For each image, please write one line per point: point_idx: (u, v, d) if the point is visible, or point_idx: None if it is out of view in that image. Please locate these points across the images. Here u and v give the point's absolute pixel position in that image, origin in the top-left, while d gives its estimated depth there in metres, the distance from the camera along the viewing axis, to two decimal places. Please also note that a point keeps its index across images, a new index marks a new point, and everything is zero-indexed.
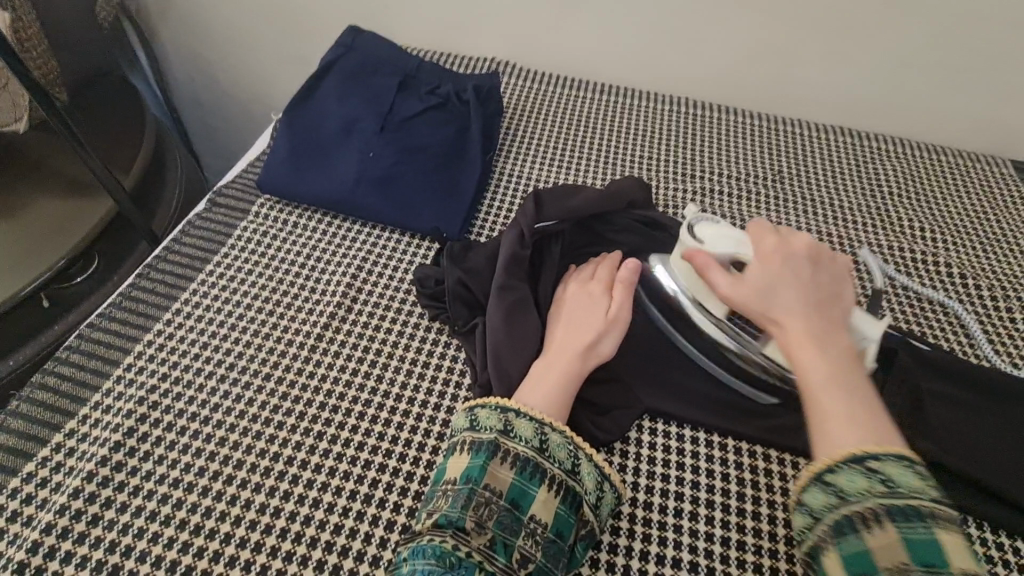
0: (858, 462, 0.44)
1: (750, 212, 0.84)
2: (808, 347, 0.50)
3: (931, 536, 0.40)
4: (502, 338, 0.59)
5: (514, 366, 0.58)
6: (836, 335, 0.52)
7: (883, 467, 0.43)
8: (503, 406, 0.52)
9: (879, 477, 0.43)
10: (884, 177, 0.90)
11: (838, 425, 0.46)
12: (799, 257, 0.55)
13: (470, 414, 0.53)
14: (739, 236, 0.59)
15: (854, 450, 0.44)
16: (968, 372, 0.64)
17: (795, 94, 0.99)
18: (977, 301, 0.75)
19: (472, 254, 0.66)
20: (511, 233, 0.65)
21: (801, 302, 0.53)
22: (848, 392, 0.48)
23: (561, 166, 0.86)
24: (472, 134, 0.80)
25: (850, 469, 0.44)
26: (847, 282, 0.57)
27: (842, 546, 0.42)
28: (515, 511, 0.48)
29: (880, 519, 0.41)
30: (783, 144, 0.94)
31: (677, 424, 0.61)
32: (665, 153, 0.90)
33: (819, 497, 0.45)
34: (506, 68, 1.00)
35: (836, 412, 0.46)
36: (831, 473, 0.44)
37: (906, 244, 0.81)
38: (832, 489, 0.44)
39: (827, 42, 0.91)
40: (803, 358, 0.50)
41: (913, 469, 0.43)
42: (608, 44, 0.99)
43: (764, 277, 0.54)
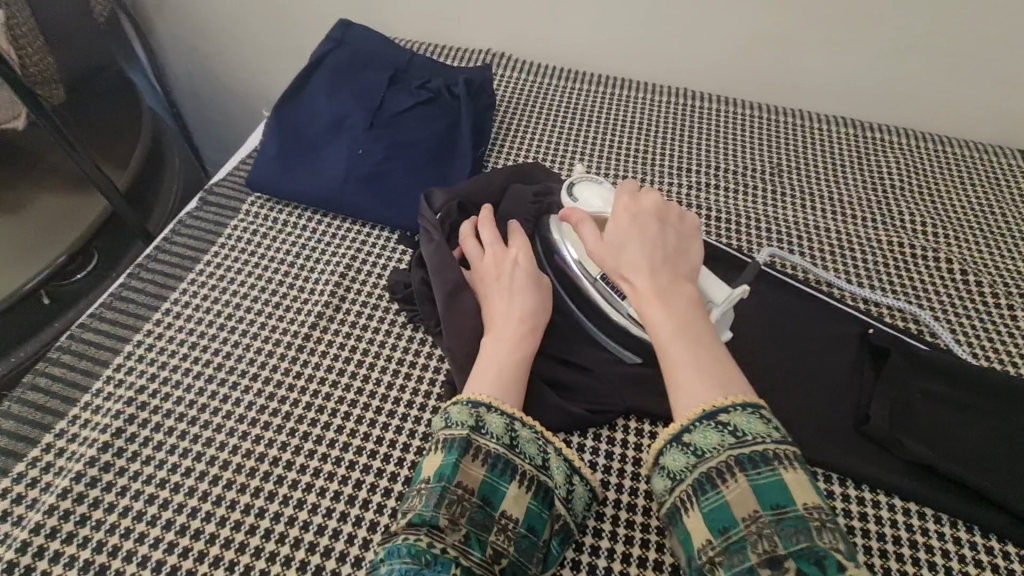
0: (710, 418, 0.45)
1: (744, 205, 0.82)
2: (654, 301, 0.51)
3: (774, 477, 0.42)
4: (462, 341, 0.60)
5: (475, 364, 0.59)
6: (681, 287, 0.53)
7: (731, 419, 0.45)
8: (475, 401, 0.52)
9: (728, 430, 0.45)
10: (885, 170, 0.88)
11: (686, 375, 0.48)
12: (645, 213, 0.56)
13: (444, 412, 0.52)
14: (612, 196, 0.63)
15: (703, 407, 0.46)
16: (965, 372, 0.63)
17: (797, 86, 0.96)
18: (977, 299, 0.73)
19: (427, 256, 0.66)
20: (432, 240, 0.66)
21: (647, 255, 0.54)
22: (694, 342, 0.49)
23: (554, 161, 0.85)
24: (463, 130, 0.79)
25: (704, 426, 0.45)
26: (695, 237, 0.58)
27: (704, 503, 0.44)
28: (486, 507, 0.48)
29: (732, 471, 0.43)
30: (781, 135, 0.92)
31: (663, 424, 0.61)
32: (660, 146, 0.89)
33: (679, 459, 0.46)
34: (501, 60, 0.99)
35: (684, 367, 0.48)
36: (689, 433, 0.46)
37: (905, 239, 0.80)
38: (691, 449, 0.46)
39: (829, 32, 0.88)
40: (649, 315, 0.51)
41: (758, 415, 0.45)
42: (606, 36, 0.97)
43: (618, 235, 0.56)
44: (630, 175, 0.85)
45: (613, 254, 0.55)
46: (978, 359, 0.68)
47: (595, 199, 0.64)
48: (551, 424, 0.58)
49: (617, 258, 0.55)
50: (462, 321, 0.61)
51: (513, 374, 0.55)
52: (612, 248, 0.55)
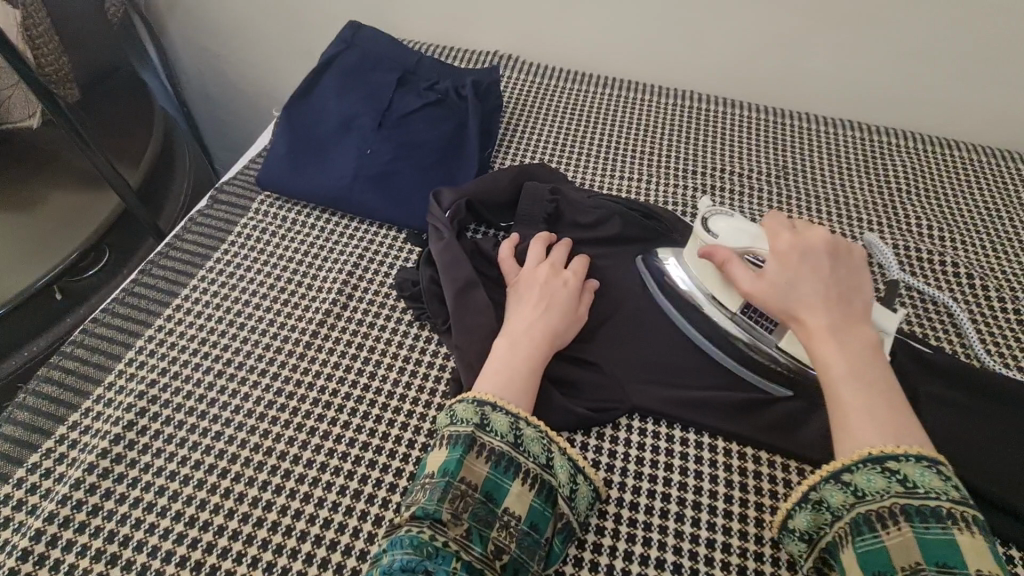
0: (880, 463, 0.46)
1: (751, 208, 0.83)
2: (828, 343, 0.52)
3: (947, 536, 0.43)
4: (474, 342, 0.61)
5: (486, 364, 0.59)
6: (857, 327, 0.53)
7: (903, 468, 0.46)
8: (481, 399, 0.53)
9: (898, 478, 0.46)
10: (893, 173, 0.88)
11: (864, 425, 0.48)
12: (817, 252, 0.56)
13: (449, 409, 0.53)
14: (756, 232, 0.60)
15: (871, 450, 0.47)
16: (968, 375, 0.63)
17: (803, 89, 0.97)
18: (982, 302, 0.73)
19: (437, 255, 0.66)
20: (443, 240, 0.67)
21: (820, 295, 0.54)
22: (870, 386, 0.50)
23: (561, 162, 0.86)
24: (470, 131, 0.80)
25: (870, 470, 0.47)
26: (865, 272, 0.57)
27: (859, 543, 0.45)
28: (489, 503, 0.48)
29: (898, 519, 0.44)
30: (791, 138, 0.92)
31: (666, 423, 0.61)
32: (667, 148, 0.89)
33: (836, 496, 0.48)
34: (508, 62, 0.99)
35: (855, 410, 0.49)
36: (849, 473, 0.47)
37: (912, 242, 0.80)
38: (850, 488, 0.47)
39: (836, 35, 0.89)
40: (824, 356, 0.51)
41: (935, 470, 0.46)
42: (612, 38, 0.98)
43: (783, 274, 0.55)
44: (641, 178, 0.85)
45: (777, 293, 0.55)
46: (1000, 366, 0.68)
47: (738, 235, 0.61)
48: (554, 421, 0.59)
49: (784, 299, 0.55)
50: (475, 318, 0.62)
51: (526, 378, 0.55)
52: (778, 286, 0.55)
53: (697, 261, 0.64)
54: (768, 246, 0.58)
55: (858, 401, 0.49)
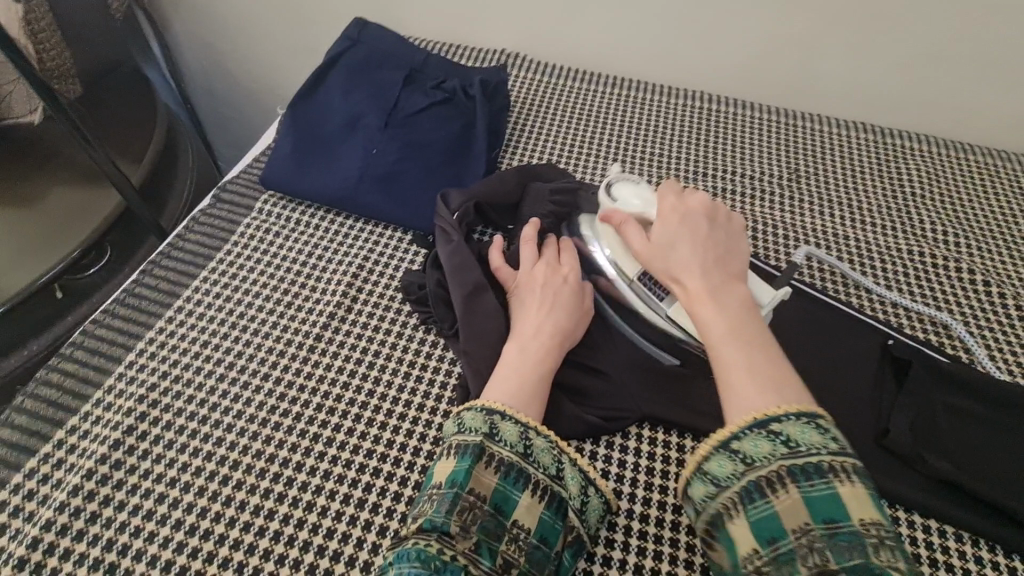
0: (762, 427, 0.44)
1: (760, 211, 0.81)
2: (706, 301, 0.52)
3: (830, 491, 0.41)
4: (483, 350, 0.59)
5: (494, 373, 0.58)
6: (733, 288, 0.53)
7: (784, 429, 0.44)
8: (488, 408, 0.51)
9: (781, 440, 0.44)
10: (907, 177, 0.87)
11: (739, 378, 0.47)
12: (696, 212, 0.58)
13: (457, 418, 0.52)
14: (649, 198, 0.62)
15: (756, 414, 0.45)
16: (986, 386, 0.62)
17: (815, 91, 0.95)
18: (999, 309, 0.72)
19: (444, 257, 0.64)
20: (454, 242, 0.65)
21: (697, 254, 0.54)
22: (744, 343, 0.49)
23: (569, 163, 0.85)
24: (478, 131, 0.78)
25: (755, 434, 0.45)
26: (743, 237, 0.59)
27: (751, 511, 0.43)
28: (498, 516, 0.47)
29: (784, 481, 0.43)
30: (802, 140, 0.91)
31: (677, 432, 0.60)
32: (677, 149, 0.88)
33: (726, 466, 0.45)
34: (516, 61, 0.98)
35: (733, 365, 0.48)
36: (737, 440, 0.45)
37: (927, 248, 0.78)
38: (739, 456, 0.45)
39: (850, 36, 0.87)
40: (702, 314, 0.51)
41: (814, 425, 0.44)
42: (621, 38, 0.97)
43: (667, 234, 0.57)
44: (651, 179, 0.84)
45: (658, 256, 0.56)
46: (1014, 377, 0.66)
47: (635, 200, 0.63)
48: (563, 430, 0.58)
49: (664, 259, 0.56)
50: (482, 322, 0.61)
51: (539, 388, 0.54)
52: (658, 249, 0.56)
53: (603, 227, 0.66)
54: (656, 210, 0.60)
55: (735, 354, 0.48)
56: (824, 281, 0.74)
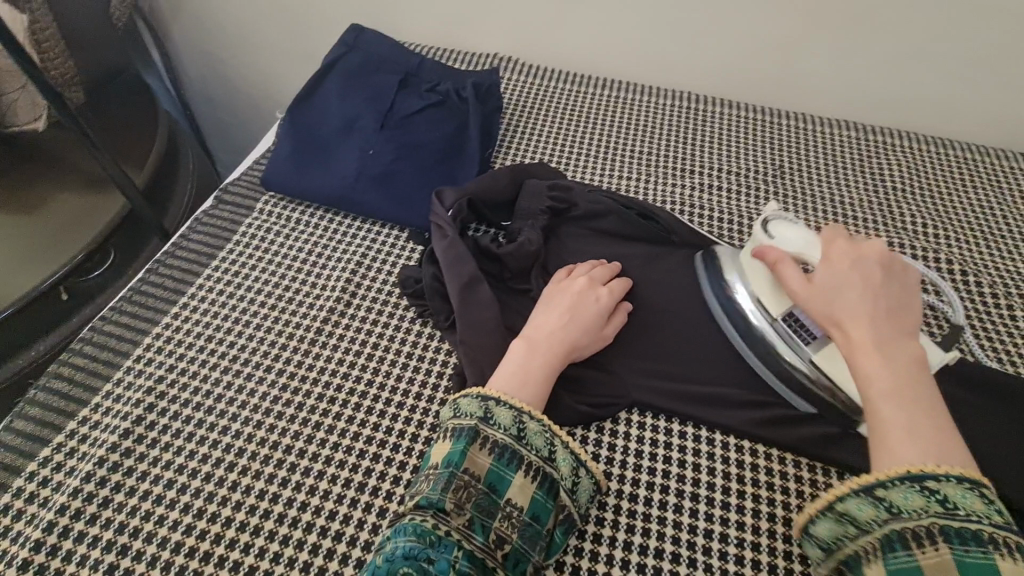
0: (918, 481, 0.44)
1: (746, 207, 0.84)
2: (873, 353, 0.50)
3: (986, 561, 0.40)
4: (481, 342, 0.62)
5: (489, 363, 0.61)
6: (905, 343, 0.51)
7: (942, 488, 0.44)
8: (484, 394, 0.54)
9: (937, 497, 0.44)
10: (888, 172, 0.89)
11: (900, 434, 0.46)
12: (872, 259, 0.55)
13: (454, 403, 0.54)
14: (811, 239, 0.60)
15: (910, 467, 0.45)
16: (962, 369, 0.64)
17: (798, 90, 0.98)
18: (976, 297, 0.75)
19: (442, 255, 0.67)
20: (451, 240, 0.67)
21: (868, 304, 0.52)
22: (912, 403, 0.47)
23: (561, 163, 0.87)
24: (471, 133, 0.81)
25: (908, 487, 0.45)
26: (917, 292, 0.56)
27: (891, 560, 0.43)
28: (492, 494, 0.50)
29: (934, 539, 0.42)
30: (787, 138, 0.93)
31: (664, 417, 0.63)
32: (667, 149, 0.90)
33: (866, 510, 0.46)
34: (508, 64, 1.01)
35: (893, 422, 0.47)
36: (885, 488, 0.46)
37: (908, 240, 0.81)
38: (885, 504, 0.45)
39: (829, 37, 0.90)
40: (866, 364, 0.49)
41: (977, 492, 0.43)
42: (610, 41, 1.00)
43: (832, 279, 0.55)
44: (641, 177, 0.86)
45: (818, 298, 0.54)
46: (995, 362, 0.68)
47: (793, 240, 0.61)
48: (556, 415, 0.60)
49: (824, 303, 0.54)
50: (479, 313, 0.63)
51: (540, 383, 0.56)
52: (818, 293, 0.55)
53: (750, 262, 0.64)
54: (821, 252, 0.58)
55: (897, 413, 0.47)
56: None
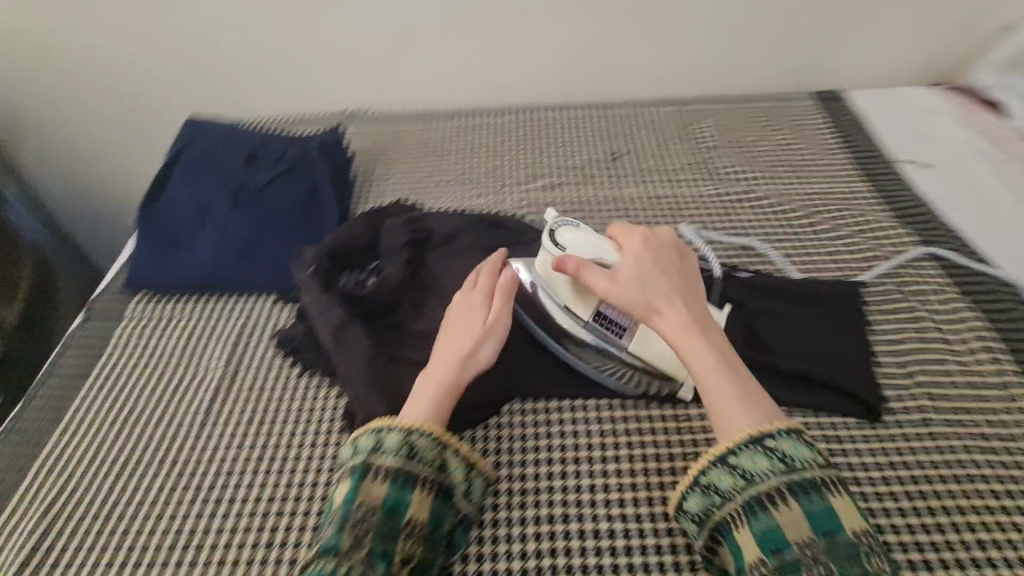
0: (760, 445, 0.50)
1: (587, 193, 0.93)
2: (689, 336, 0.55)
3: (824, 505, 0.47)
4: (364, 378, 0.65)
5: (374, 395, 0.64)
6: (708, 320, 0.58)
7: (779, 447, 0.50)
8: (376, 428, 0.57)
9: (778, 457, 0.49)
10: (702, 134, 1.02)
11: (732, 401, 0.52)
12: (666, 249, 0.61)
13: (349, 444, 0.57)
14: (599, 240, 0.63)
15: (750, 432, 0.51)
16: (780, 286, 0.74)
17: (616, 80, 1.10)
18: (789, 220, 0.86)
19: (313, 308, 0.70)
20: (316, 292, 0.71)
21: (674, 291, 0.58)
22: (732, 372, 0.54)
23: (415, 195, 0.94)
24: (323, 189, 0.87)
25: (752, 452, 0.50)
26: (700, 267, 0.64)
27: (755, 524, 0.48)
28: (391, 521, 0.52)
29: (785, 497, 0.48)
30: (612, 125, 1.05)
31: (543, 399, 0.69)
32: (508, 160, 0.99)
33: (727, 480, 0.50)
34: (354, 119, 1.08)
35: (723, 394, 0.53)
36: (736, 456, 0.50)
37: (727, 187, 0.92)
38: (738, 472, 0.50)
39: (623, 29, 1.03)
40: (688, 346, 0.55)
41: (803, 443, 0.50)
42: (441, 75, 1.08)
43: (646, 269, 0.59)
44: (490, 192, 0.94)
45: (631, 292, 0.58)
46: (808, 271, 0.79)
47: (581, 244, 0.63)
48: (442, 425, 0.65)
49: (640, 296, 0.58)
50: (356, 353, 0.67)
51: (445, 406, 0.59)
52: (633, 290, 0.58)
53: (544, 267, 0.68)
54: (614, 249, 0.62)
55: (722, 381, 0.53)
56: None
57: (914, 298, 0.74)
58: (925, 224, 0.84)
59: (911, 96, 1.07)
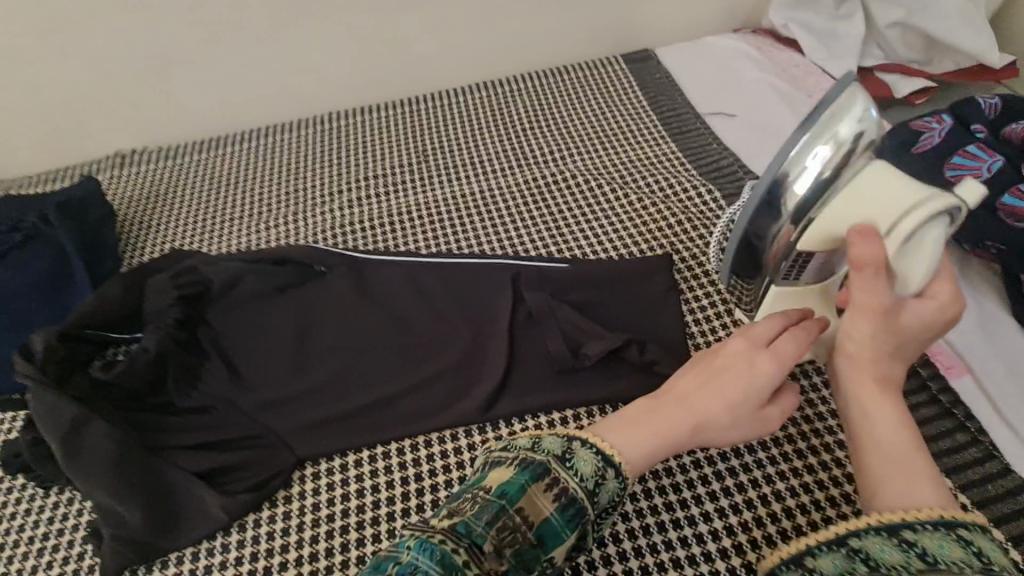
0: (947, 527, 0.37)
1: (387, 204, 0.85)
2: (888, 401, 0.45)
3: None
4: (108, 482, 0.54)
5: (121, 501, 0.54)
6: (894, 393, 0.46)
7: (974, 538, 0.36)
8: (573, 435, 0.47)
9: (972, 549, 0.35)
10: (511, 119, 0.96)
11: (908, 477, 0.40)
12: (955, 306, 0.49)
13: (533, 437, 0.46)
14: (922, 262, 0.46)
15: (939, 511, 0.38)
16: (593, 274, 0.68)
17: (418, 72, 1.02)
18: (598, 197, 0.82)
19: (38, 408, 0.57)
20: (41, 389, 0.58)
21: (915, 334, 0.47)
22: (910, 452, 0.42)
23: (193, 243, 0.83)
24: (70, 256, 0.74)
25: (940, 534, 0.36)
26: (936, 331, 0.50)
27: None
28: (538, 547, 0.42)
29: None
30: (417, 124, 0.97)
31: (339, 454, 0.61)
32: (300, 183, 0.90)
33: (891, 552, 0.37)
34: (122, 162, 0.95)
35: (905, 475, 0.41)
36: (913, 531, 0.37)
37: (535, 172, 0.87)
38: (915, 550, 0.36)
39: (406, 18, 0.94)
40: (881, 409, 0.45)
41: (993, 541, 0.36)
42: (220, 98, 0.97)
43: (914, 321, 0.46)
44: (278, 223, 0.84)
45: (726, 390, 0.50)
46: (616, 250, 0.75)
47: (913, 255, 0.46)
48: (210, 520, 0.55)
49: (661, 430, 0.48)
50: (96, 453, 0.55)
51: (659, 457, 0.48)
52: (691, 390, 0.51)
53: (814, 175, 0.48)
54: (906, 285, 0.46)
55: (887, 413, 0.44)
56: (459, 239, 0.79)
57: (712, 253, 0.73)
58: (729, 175, 0.81)
59: (712, 44, 1.07)
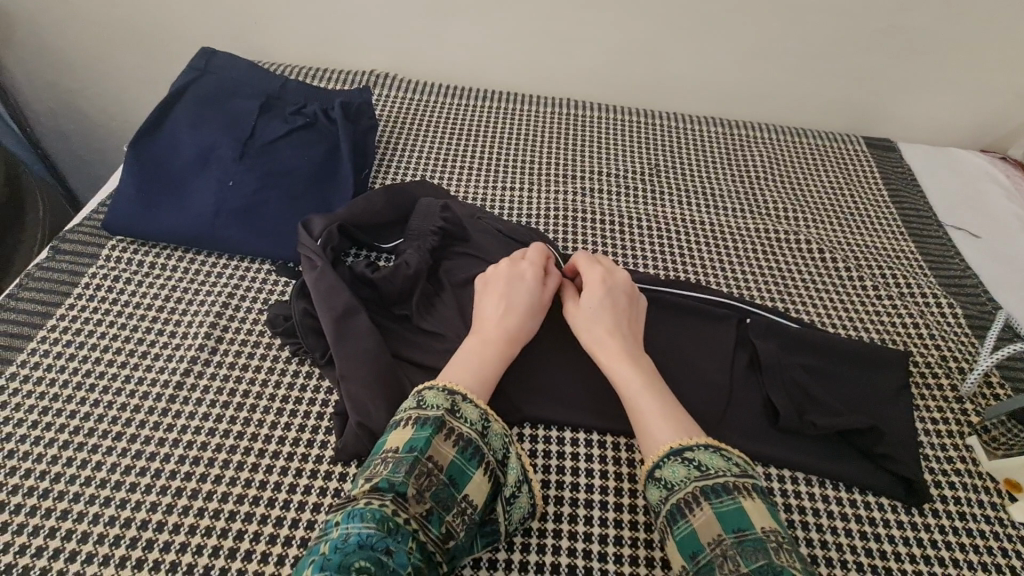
0: (676, 454, 0.51)
1: (624, 206, 0.86)
2: (634, 373, 0.58)
3: (735, 504, 0.47)
4: (361, 379, 0.58)
5: (371, 400, 0.57)
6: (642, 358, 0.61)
7: (695, 455, 0.51)
8: (451, 388, 0.53)
9: (694, 464, 0.50)
10: (751, 162, 0.96)
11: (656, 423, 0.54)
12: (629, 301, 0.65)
13: (417, 396, 0.53)
14: None
15: (671, 444, 0.52)
16: (837, 344, 0.67)
17: (668, 88, 1.03)
18: (835, 272, 0.80)
19: (316, 289, 0.63)
20: (318, 274, 0.64)
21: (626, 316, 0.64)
22: (660, 397, 0.56)
23: (438, 177, 0.86)
24: (342, 153, 0.77)
25: (672, 463, 0.51)
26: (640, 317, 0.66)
27: (676, 531, 0.48)
28: (450, 487, 0.48)
29: (699, 500, 0.48)
30: (659, 137, 0.98)
31: (557, 427, 0.62)
32: (544, 157, 0.92)
33: (680, 471, 0.50)
34: (384, 81, 0.99)
35: (655, 418, 0.55)
36: (659, 469, 0.51)
37: (772, 224, 0.86)
38: (693, 463, 0.50)
39: (686, 35, 0.96)
40: (625, 373, 0.59)
41: (719, 453, 0.51)
42: (486, 53, 1.01)
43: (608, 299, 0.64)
44: (519, 188, 0.86)
45: (509, 313, 0.62)
46: (851, 331, 0.74)
47: None
48: None
49: (482, 357, 0.58)
50: (358, 346, 0.60)
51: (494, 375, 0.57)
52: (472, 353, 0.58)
53: None
54: None
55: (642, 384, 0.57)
56: (693, 265, 0.79)
57: (959, 376, 0.69)
58: (973, 301, 0.79)
59: (964, 158, 1.02)
